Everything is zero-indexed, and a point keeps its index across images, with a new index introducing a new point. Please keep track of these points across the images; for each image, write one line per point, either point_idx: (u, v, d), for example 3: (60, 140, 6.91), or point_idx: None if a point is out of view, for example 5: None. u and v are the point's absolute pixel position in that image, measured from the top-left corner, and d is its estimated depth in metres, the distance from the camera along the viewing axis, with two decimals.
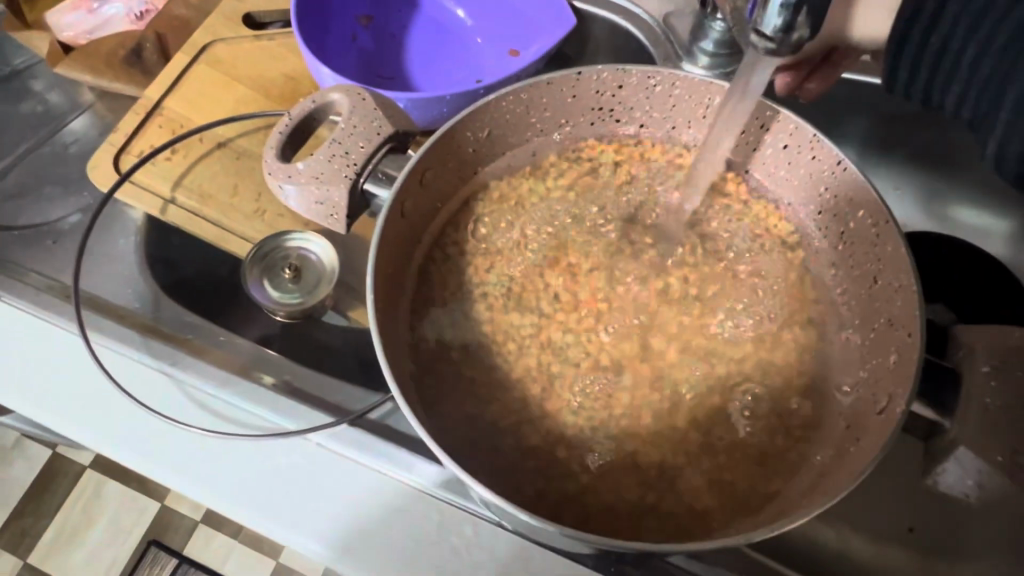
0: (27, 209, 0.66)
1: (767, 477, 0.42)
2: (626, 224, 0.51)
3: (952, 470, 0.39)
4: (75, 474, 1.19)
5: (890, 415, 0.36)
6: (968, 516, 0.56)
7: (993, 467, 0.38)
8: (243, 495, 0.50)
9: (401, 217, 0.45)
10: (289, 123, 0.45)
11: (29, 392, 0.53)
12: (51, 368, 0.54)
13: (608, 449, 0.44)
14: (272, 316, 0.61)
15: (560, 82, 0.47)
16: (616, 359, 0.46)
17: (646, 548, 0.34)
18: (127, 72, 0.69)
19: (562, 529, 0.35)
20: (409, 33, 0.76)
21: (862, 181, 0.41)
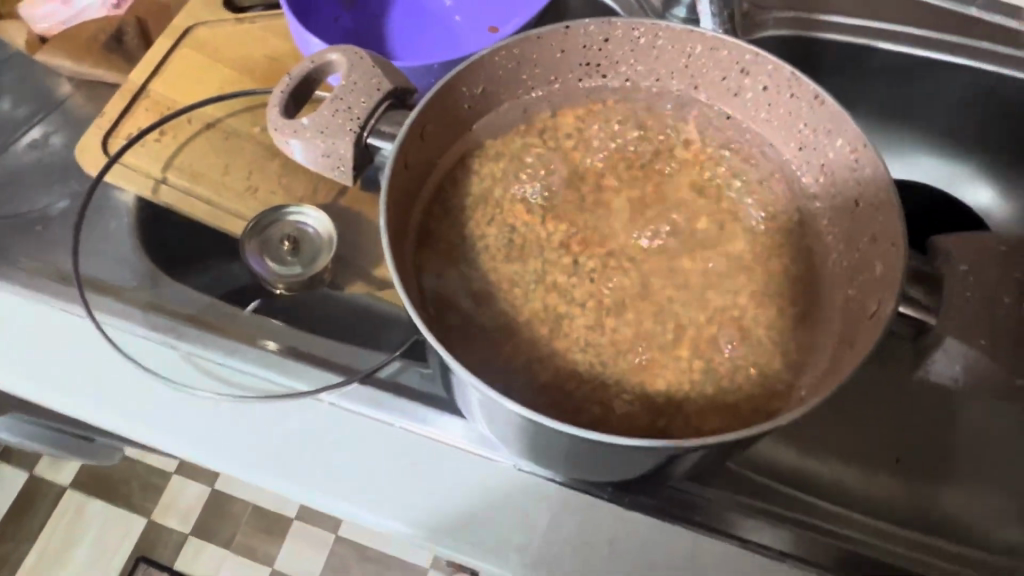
0: (11, 201, 0.65)
1: (769, 397, 0.45)
2: (618, 176, 0.54)
3: (941, 359, 0.44)
4: (56, 496, 1.31)
5: (880, 317, 0.38)
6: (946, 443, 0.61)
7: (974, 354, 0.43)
8: (260, 459, 0.51)
9: (405, 168, 0.46)
10: (289, 83, 0.45)
11: (34, 373, 0.53)
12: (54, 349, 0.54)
13: (618, 380, 0.46)
14: (271, 290, 0.63)
15: (549, 37, 0.49)
16: (617, 297, 0.48)
17: (657, 445, 0.37)
18: (108, 57, 0.68)
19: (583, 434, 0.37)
20: (389, 14, 0.77)
21: (836, 113, 0.44)
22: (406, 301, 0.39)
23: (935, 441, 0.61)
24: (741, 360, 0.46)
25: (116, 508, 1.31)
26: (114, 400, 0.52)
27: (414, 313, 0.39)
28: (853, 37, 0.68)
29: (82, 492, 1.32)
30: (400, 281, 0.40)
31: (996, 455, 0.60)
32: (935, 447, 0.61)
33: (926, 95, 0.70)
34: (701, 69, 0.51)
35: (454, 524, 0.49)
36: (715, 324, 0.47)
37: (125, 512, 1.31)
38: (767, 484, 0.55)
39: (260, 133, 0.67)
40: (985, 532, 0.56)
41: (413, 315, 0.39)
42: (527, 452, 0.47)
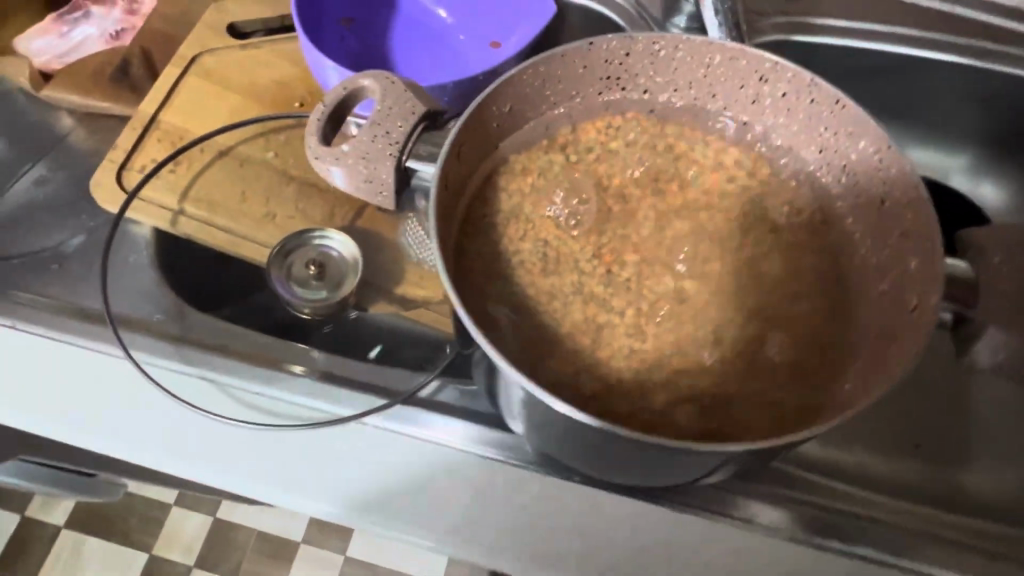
0: (19, 240, 0.64)
1: (809, 392, 0.46)
2: (644, 185, 0.55)
3: (984, 349, 0.46)
4: (51, 538, 1.31)
5: (925, 309, 0.40)
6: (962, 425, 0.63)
7: (1005, 340, 0.45)
8: (339, 467, 0.59)
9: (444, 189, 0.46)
10: (324, 111, 0.46)
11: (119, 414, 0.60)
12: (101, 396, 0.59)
13: (666, 385, 0.47)
14: (297, 314, 0.62)
15: (573, 54, 0.50)
16: (656, 304, 0.49)
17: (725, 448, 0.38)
18: (115, 89, 0.67)
19: (650, 440, 0.38)
20: (391, 33, 0.78)
21: (859, 117, 0.46)
22: (469, 320, 0.39)
23: (951, 427, 0.63)
24: (779, 357, 0.48)
25: (113, 544, 1.31)
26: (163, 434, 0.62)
27: (479, 330, 0.39)
28: (849, 39, 0.70)
29: (78, 531, 1.33)
30: (459, 299, 0.41)
31: (1007, 435, 0.63)
32: (951, 434, 0.63)
33: (920, 91, 0.73)
34: (720, 79, 0.52)
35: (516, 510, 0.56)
36: (750, 322, 0.49)
37: (124, 548, 1.31)
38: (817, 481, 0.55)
39: (274, 159, 0.67)
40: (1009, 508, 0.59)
41: (478, 335, 0.39)
42: (579, 461, 0.48)
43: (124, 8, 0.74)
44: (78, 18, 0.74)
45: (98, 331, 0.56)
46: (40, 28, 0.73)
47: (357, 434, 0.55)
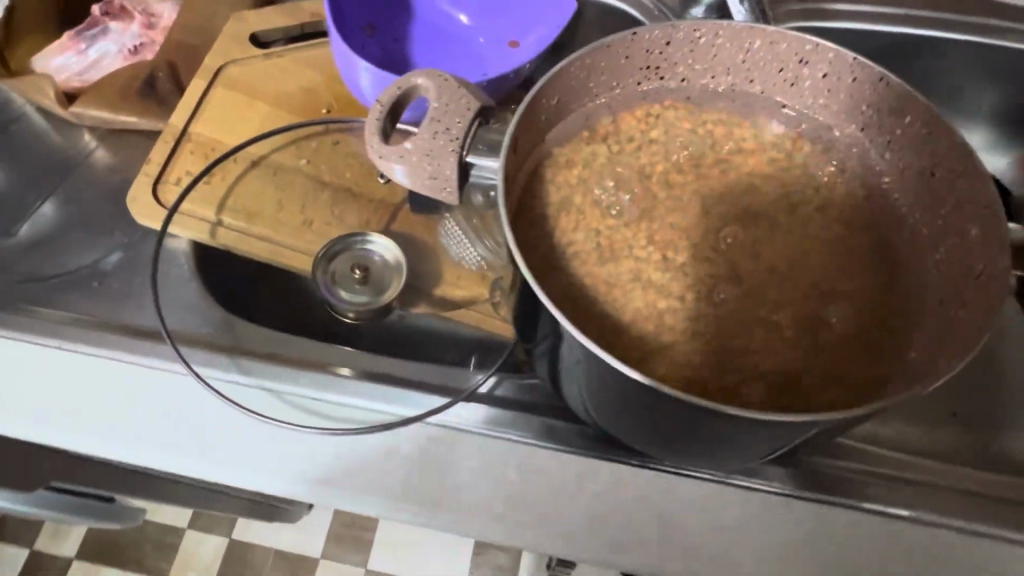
0: (57, 262, 0.64)
1: (875, 364, 0.47)
2: (686, 172, 0.56)
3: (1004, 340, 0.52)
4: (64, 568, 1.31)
5: (998, 274, 0.41)
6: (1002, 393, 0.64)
7: None
8: (397, 484, 0.55)
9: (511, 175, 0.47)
10: (381, 111, 0.46)
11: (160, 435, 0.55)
12: (116, 407, 0.55)
13: (732, 364, 0.47)
14: (340, 317, 0.64)
15: (617, 46, 0.51)
16: (713, 288, 0.50)
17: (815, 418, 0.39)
18: (142, 103, 0.66)
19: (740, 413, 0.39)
20: (409, 37, 0.78)
21: (904, 93, 0.47)
22: (543, 296, 0.42)
23: (988, 398, 0.64)
24: (843, 332, 0.49)
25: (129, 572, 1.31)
26: (184, 447, 0.55)
27: (553, 306, 0.41)
28: (867, 23, 0.71)
29: (92, 561, 1.32)
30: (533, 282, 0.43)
31: None
32: (989, 404, 0.64)
33: (936, 71, 0.74)
34: (759, 63, 0.53)
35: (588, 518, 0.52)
36: (808, 300, 0.50)
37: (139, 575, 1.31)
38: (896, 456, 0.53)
39: (307, 166, 0.67)
40: None
41: (552, 308, 0.42)
42: (653, 446, 0.48)
43: (142, 22, 0.73)
44: (95, 34, 0.72)
45: (152, 347, 0.55)
46: (57, 44, 0.71)
47: (421, 437, 0.53)
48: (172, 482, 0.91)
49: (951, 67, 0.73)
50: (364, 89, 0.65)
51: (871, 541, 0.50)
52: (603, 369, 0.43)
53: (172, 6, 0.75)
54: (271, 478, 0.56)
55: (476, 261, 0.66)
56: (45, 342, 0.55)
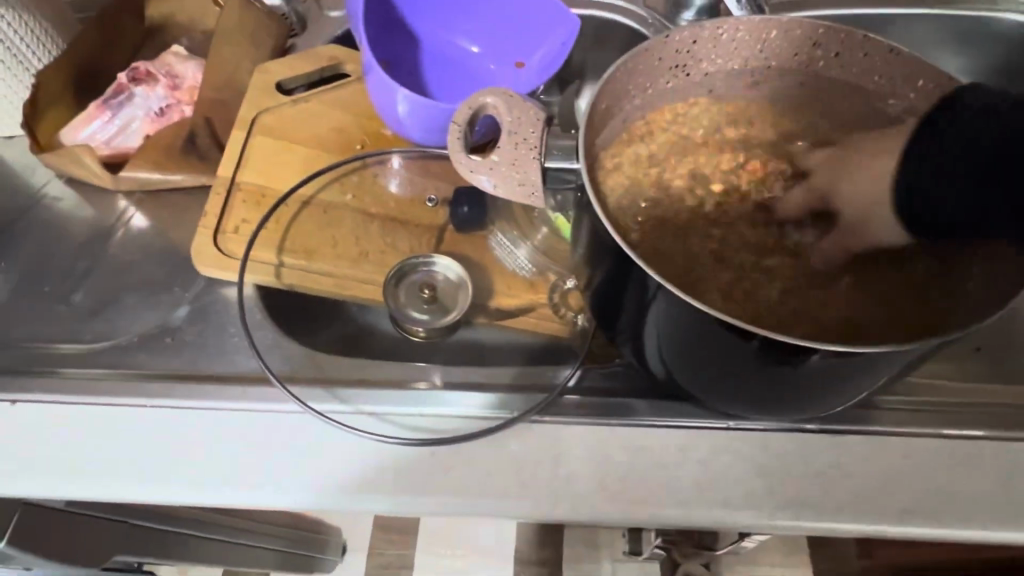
0: (121, 327, 0.65)
1: (934, 306, 0.51)
2: (718, 159, 0.61)
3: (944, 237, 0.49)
4: None
5: None
6: (1010, 324, 0.72)
7: None
8: (500, 486, 0.53)
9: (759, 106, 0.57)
10: (460, 130, 0.49)
11: (247, 477, 0.53)
12: (204, 455, 0.54)
13: (804, 315, 0.52)
14: (410, 338, 0.67)
15: (653, 49, 0.55)
16: (771, 253, 0.55)
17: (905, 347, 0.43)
18: (186, 161, 0.69)
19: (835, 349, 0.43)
20: (421, 68, 0.81)
21: (912, 59, 0.54)
22: (644, 266, 0.45)
23: (1002, 330, 0.72)
24: (895, 274, 0.53)
25: None
26: (261, 491, 0.53)
27: (652, 273, 0.45)
28: (844, 9, 0.78)
29: None
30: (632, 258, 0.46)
31: None
32: (1004, 336, 0.72)
33: (907, 45, 0.81)
34: (775, 51, 0.59)
35: (700, 490, 0.53)
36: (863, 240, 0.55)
37: None
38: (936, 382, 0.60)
39: (352, 200, 0.70)
40: None
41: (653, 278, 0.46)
42: (746, 405, 0.52)
43: (167, 83, 0.74)
44: (120, 100, 0.72)
45: (251, 390, 0.57)
46: (84, 114, 0.72)
47: (522, 436, 0.55)
48: (224, 543, 0.90)
49: (918, 41, 0.81)
50: (400, 114, 0.67)
51: (958, 464, 0.54)
52: (701, 337, 0.47)
53: (193, 66, 0.76)
54: (349, 507, 0.54)
55: (529, 268, 0.69)
56: (139, 404, 0.56)
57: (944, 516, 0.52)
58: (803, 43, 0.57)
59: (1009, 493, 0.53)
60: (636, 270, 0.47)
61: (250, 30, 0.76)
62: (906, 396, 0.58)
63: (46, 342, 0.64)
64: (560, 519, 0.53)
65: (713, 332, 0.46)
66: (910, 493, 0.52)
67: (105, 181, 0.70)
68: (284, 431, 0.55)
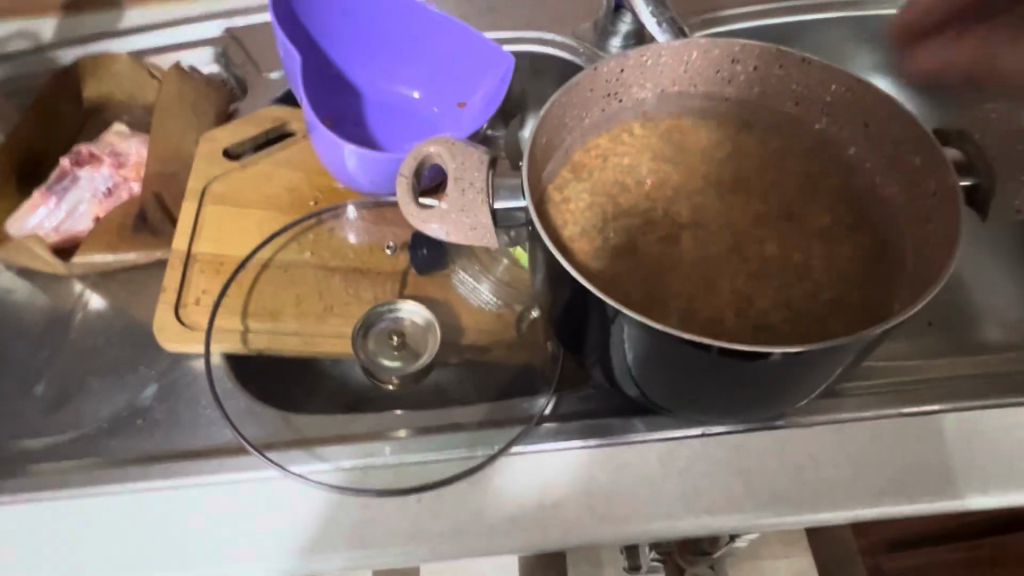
0: (90, 414, 0.64)
1: (874, 295, 0.55)
2: (659, 177, 0.64)
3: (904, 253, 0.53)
4: None
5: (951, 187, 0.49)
6: (952, 296, 0.76)
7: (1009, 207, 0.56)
8: (489, 524, 0.53)
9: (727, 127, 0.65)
10: (407, 183, 0.51)
11: (233, 551, 0.52)
12: (187, 535, 0.53)
13: (758, 318, 0.54)
14: (383, 385, 0.67)
15: (583, 82, 0.57)
16: (719, 264, 0.58)
17: (849, 338, 0.46)
18: (139, 239, 0.69)
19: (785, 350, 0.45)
20: (366, 118, 0.83)
21: (823, 67, 0.57)
22: (597, 292, 0.47)
23: (949, 303, 0.76)
24: (834, 270, 0.57)
25: None
26: (250, 564, 0.52)
27: (606, 298, 0.47)
28: (759, 20, 0.82)
29: None
30: (585, 285, 0.48)
31: (985, 294, 0.77)
32: (952, 309, 0.75)
33: (821, 46, 0.86)
34: (698, 71, 0.62)
35: (684, 500, 0.54)
36: (807, 235, 0.59)
37: None
38: (887, 364, 0.64)
39: (312, 257, 0.70)
40: (985, 334, 0.74)
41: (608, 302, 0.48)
42: (717, 411, 0.54)
43: (112, 163, 0.74)
44: (65, 185, 0.72)
45: (228, 463, 0.56)
46: (29, 203, 0.71)
47: (505, 471, 0.56)
48: None
49: (831, 41, 0.86)
50: (349, 168, 0.69)
51: (924, 440, 0.56)
52: (662, 352, 0.49)
53: (137, 142, 0.76)
54: (341, 567, 0.53)
55: (494, 303, 0.70)
56: (116, 492, 0.55)
57: (917, 493, 0.54)
58: (723, 61, 0.60)
59: (973, 461, 0.55)
60: (591, 296, 0.48)
61: (191, 101, 0.77)
62: (861, 380, 0.61)
63: (12, 440, 0.63)
64: (552, 547, 0.53)
65: (671, 346, 0.47)
66: (881, 474, 0.55)
67: (57, 268, 0.69)
68: (267, 499, 0.55)
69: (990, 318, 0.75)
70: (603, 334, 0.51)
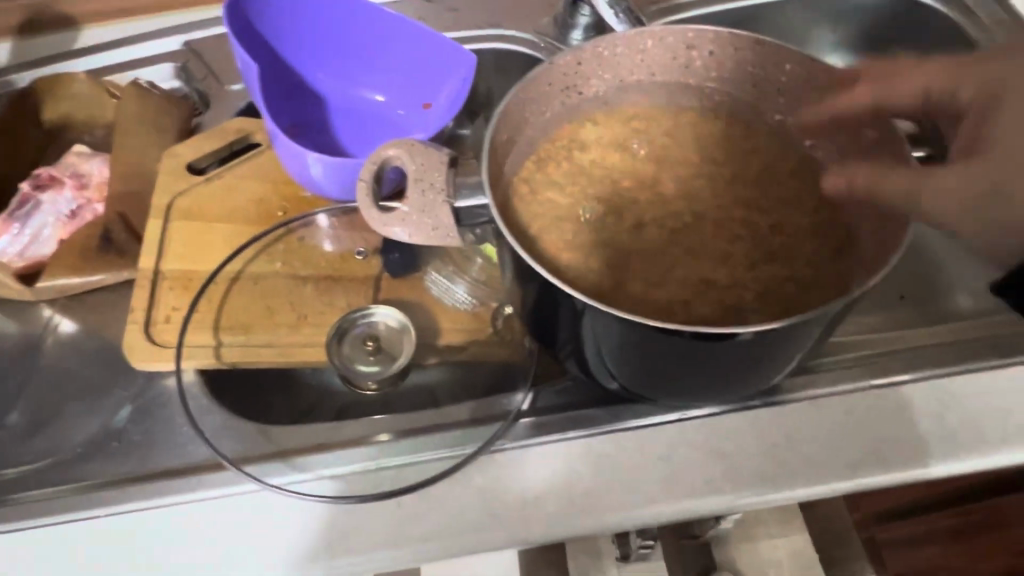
0: (65, 439, 0.63)
1: (838, 271, 0.56)
2: (624, 166, 0.64)
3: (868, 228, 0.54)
4: None
5: (905, 160, 0.50)
6: (924, 266, 0.78)
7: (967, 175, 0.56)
8: (470, 521, 0.53)
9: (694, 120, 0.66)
10: (367, 186, 0.51)
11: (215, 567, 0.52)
12: (169, 554, 0.53)
13: (727, 300, 0.55)
14: (362, 392, 0.68)
15: (541, 76, 0.57)
16: (685, 249, 0.58)
17: (812, 313, 0.46)
18: (106, 259, 0.68)
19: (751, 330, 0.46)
20: (332, 125, 0.82)
21: (775, 49, 0.57)
22: (561, 284, 0.47)
23: (919, 273, 0.77)
24: (798, 249, 0.58)
25: None
26: None
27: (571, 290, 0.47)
28: (717, 4, 0.83)
29: None
30: (550, 279, 0.48)
31: (954, 261, 0.78)
32: (922, 279, 0.77)
33: (782, 26, 0.87)
34: (654, 59, 0.61)
35: (664, 485, 0.54)
36: (772, 217, 0.60)
37: None
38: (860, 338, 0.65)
39: (282, 267, 0.70)
40: (958, 301, 0.75)
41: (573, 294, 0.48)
42: (691, 395, 0.55)
43: (74, 185, 0.73)
44: (28, 210, 0.71)
45: (206, 480, 0.56)
46: None
47: (484, 469, 0.56)
48: None
49: (792, 20, 0.87)
50: (314, 175, 0.68)
51: (897, 409, 0.57)
52: (631, 341, 0.49)
53: (98, 162, 0.75)
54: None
55: (469, 302, 0.70)
56: (94, 517, 0.54)
57: (891, 462, 0.55)
58: (678, 47, 0.60)
59: (944, 427, 0.56)
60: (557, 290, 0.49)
61: (153, 118, 0.76)
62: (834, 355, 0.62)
63: None
64: (535, 541, 0.53)
65: (637, 335, 0.48)
66: (857, 446, 0.55)
67: (24, 293, 0.68)
68: (248, 514, 0.54)
69: (959, 283, 0.76)
70: (572, 326, 0.51)
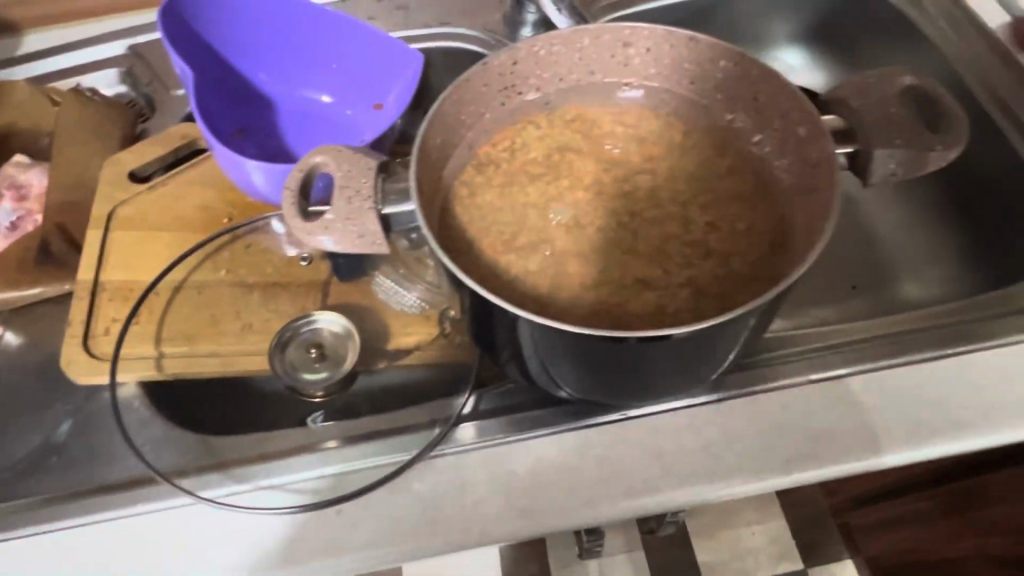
0: (8, 454, 0.63)
1: (772, 268, 0.56)
2: (566, 166, 0.63)
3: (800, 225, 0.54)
4: None
5: (830, 158, 0.50)
6: (876, 257, 0.79)
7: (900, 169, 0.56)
8: (407, 529, 0.53)
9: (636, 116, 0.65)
10: (293, 195, 0.50)
11: None
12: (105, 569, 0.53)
13: (662, 300, 0.55)
14: (309, 400, 0.66)
15: (474, 77, 0.56)
16: (622, 249, 0.58)
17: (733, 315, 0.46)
18: (45, 271, 0.67)
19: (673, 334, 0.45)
20: (281, 128, 0.81)
21: (708, 45, 0.57)
22: (485, 292, 0.47)
23: (870, 265, 0.78)
24: (735, 247, 0.58)
25: None
26: None
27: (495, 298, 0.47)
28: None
29: None
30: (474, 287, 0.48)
31: (904, 252, 0.79)
32: (873, 270, 0.78)
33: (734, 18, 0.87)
34: (592, 57, 0.61)
35: (601, 486, 0.54)
36: (710, 215, 0.60)
37: None
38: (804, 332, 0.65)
39: (227, 275, 0.69)
40: (907, 291, 0.76)
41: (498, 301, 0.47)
42: (628, 396, 0.55)
43: (13, 196, 0.72)
44: None
45: (142, 494, 0.55)
46: None
47: (423, 475, 0.55)
48: None
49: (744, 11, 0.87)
50: (256, 183, 0.68)
51: (834, 404, 0.57)
52: (559, 346, 0.49)
53: (38, 172, 0.74)
54: None
55: (418, 306, 0.69)
56: (30, 533, 0.54)
57: (826, 457, 0.55)
58: (614, 45, 0.59)
59: (880, 421, 0.56)
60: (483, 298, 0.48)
61: (93, 126, 0.75)
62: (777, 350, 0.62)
63: None
64: (473, 546, 0.53)
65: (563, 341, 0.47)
66: (793, 442, 0.56)
67: None
68: (185, 527, 0.54)
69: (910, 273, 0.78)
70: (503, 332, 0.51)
